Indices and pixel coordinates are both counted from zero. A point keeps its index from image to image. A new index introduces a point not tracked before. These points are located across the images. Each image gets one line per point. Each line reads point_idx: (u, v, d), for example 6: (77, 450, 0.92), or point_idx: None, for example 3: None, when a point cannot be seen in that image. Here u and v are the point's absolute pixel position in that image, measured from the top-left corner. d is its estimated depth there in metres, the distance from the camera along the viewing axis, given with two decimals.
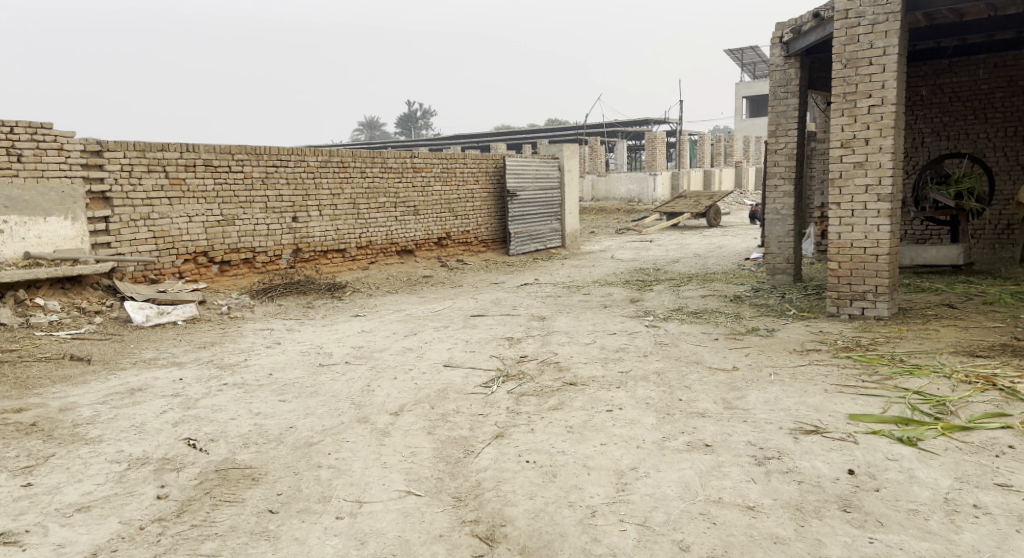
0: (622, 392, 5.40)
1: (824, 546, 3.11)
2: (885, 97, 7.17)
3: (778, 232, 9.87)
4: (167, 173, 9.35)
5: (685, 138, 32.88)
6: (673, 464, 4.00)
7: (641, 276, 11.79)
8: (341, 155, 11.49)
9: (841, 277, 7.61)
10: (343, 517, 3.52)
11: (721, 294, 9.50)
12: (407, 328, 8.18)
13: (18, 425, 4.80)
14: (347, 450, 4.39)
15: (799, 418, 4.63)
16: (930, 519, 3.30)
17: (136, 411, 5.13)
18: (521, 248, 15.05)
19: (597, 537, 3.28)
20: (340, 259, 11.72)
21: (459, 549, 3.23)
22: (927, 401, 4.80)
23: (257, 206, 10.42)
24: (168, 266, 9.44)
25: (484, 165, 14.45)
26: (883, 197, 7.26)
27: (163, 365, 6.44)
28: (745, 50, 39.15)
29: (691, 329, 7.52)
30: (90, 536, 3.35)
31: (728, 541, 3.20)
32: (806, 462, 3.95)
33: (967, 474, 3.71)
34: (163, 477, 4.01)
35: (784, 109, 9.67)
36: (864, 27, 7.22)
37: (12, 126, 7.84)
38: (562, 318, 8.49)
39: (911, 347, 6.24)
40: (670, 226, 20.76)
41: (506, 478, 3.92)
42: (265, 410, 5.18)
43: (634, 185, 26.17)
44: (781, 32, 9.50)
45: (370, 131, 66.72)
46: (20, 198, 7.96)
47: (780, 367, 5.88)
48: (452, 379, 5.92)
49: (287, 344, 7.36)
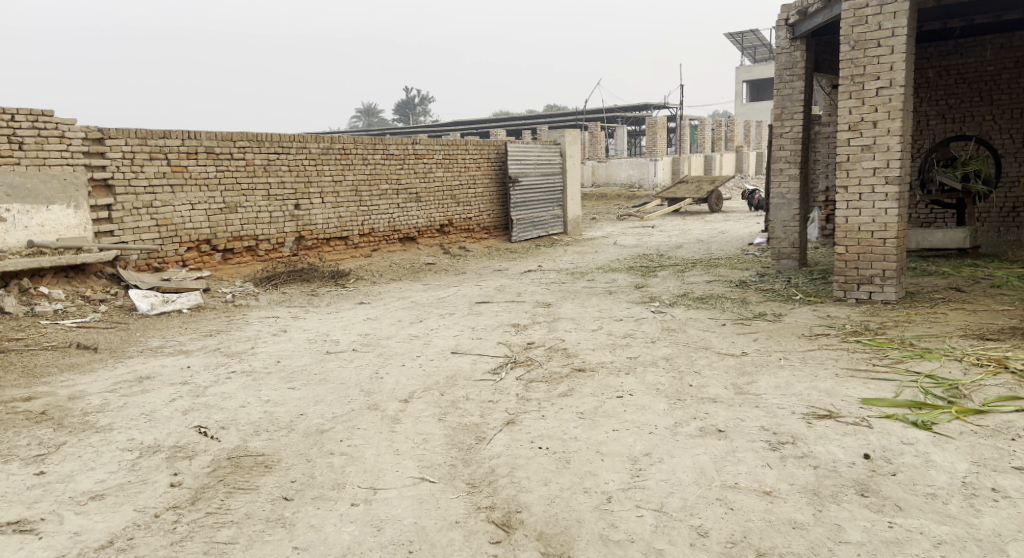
0: (631, 377, 5.39)
1: (843, 531, 3.11)
2: (894, 79, 7.10)
3: (783, 216, 9.80)
4: (168, 160, 9.29)
5: (687, 123, 32.73)
6: (687, 449, 3.99)
7: (645, 262, 11.77)
8: (343, 142, 11.42)
9: (849, 261, 7.57)
10: (359, 504, 3.51)
11: (727, 279, 9.47)
12: (412, 315, 8.15)
13: (28, 414, 4.79)
14: (358, 437, 4.37)
15: (811, 403, 4.62)
16: (949, 503, 3.29)
17: (145, 400, 5.11)
18: (523, 234, 15.01)
19: (615, 522, 3.27)
20: (343, 247, 11.67)
21: (477, 535, 3.23)
22: (939, 385, 4.79)
23: (260, 193, 10.37)
24: (171, 254, 9.41)
25: (485, 151, 14.37)
26: (891, 180, 7.21)
27: (170, 354, 6.42)
28: (745, 34, 38.84)
29: (698, 314, 7.50)
30: (106, 524, 3.35)
31: (747, 526, 3.19)
32: (822, 446, 3.94)
33: (984, 458, 3.70)
34: (176, 465, 3.99)
35: (790, 92, 9.59)
36: (873, 8, 7.15)
37: (13, 113, 7.76)
38: (567, 304, 8.48)
39: (920, 331, 6.24)
40: (671, 211, 20.67)
41: (519, 465, 3.91)
42: (275, 397, 5.16)
43: (635, 171, 26.05)
44: (787, 14, 9.40)
45: (369, 118, 66.32)
46: (23, 185, 7.90)
47: (789, 352, 5.87)
48: (461, 366, 5.91)
49: (294, 331, 7.33)
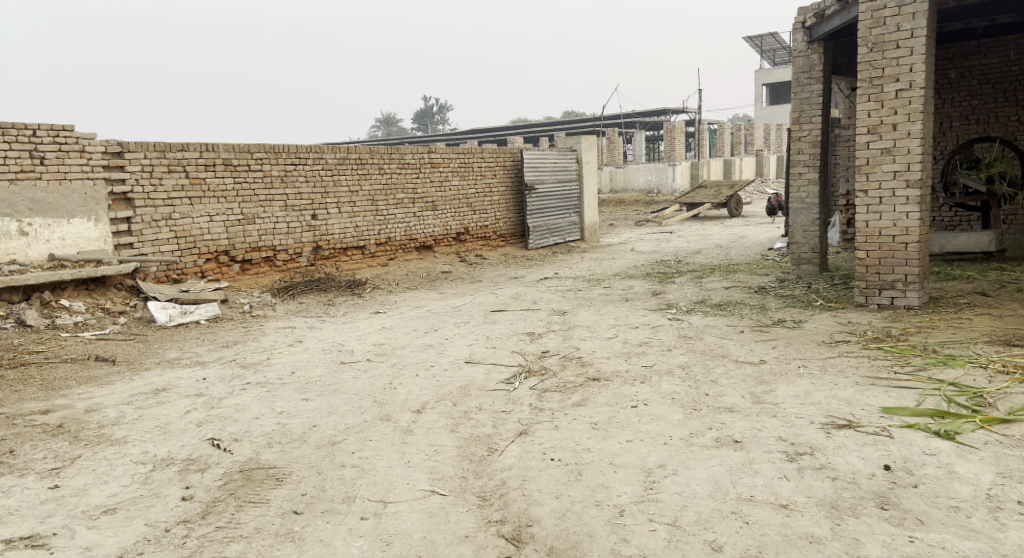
0: (646, 386, 5.32)
1: (862, 546, 3.02)
2: (913, 81, 6.97)
3: (802, 221, 9.65)
4: (187, 173, 9.38)
5: (706, 127, 32.47)
6: (702, 461, 3.91)
7: (662, 268, 11.67)
8: (359, 152, 11.48)
9: (870, 266, 7.44)
10: (368, 518, 3.48)
11: (746, 285, 9.34)
12: (428, 324, 8.15)
13: (46, 426, 4.85)
14: (370, 449, 4.35)
15: (830, 412, 4.51)
16: (973, 517, 3.19)
17: (161, 412, 5.14)
18: (541, 241, 14.96)
19: (627, 537, 3.21)
20: (360, 256, 11.70)
21: (486, 549, 3.18)
22: (963, 393, 4.66)
23: (277, 204, 10.44)
24: (191, 265, 9.48)
25: (501, 158, 14.35)
26: (912, 183, 7.08)
27: (187, 365, 6.47)
28: (766, 37, 38.54)
29: (716, 321, 7.40)
30: (117, 539, 3.36)
31: (763, 540, 3.11)
32: (840, 458, 3.84)
33: (1010, 469, 3.58)
34: (188, 478, 4.00)
35: (808, 96, 9.45)
36: (891, 9, 7.03)
37: (35, 128, 7.90)
38: (583, 311, 8.42)
39: (944, 337, 6.09)
40: (690, 216, 20.51)
41: (531, 477, 3.86)
42: (288, 409, 5.16)
43: (653, 176, 25.86)
44: (804, 17, 9.30)
45: (387, 127, 66.92)
46: (45, 200, 8.02)
47: (809, 359, 5.75)
48: (474, 375, 5.87)
49: (310, 341, 7.36)
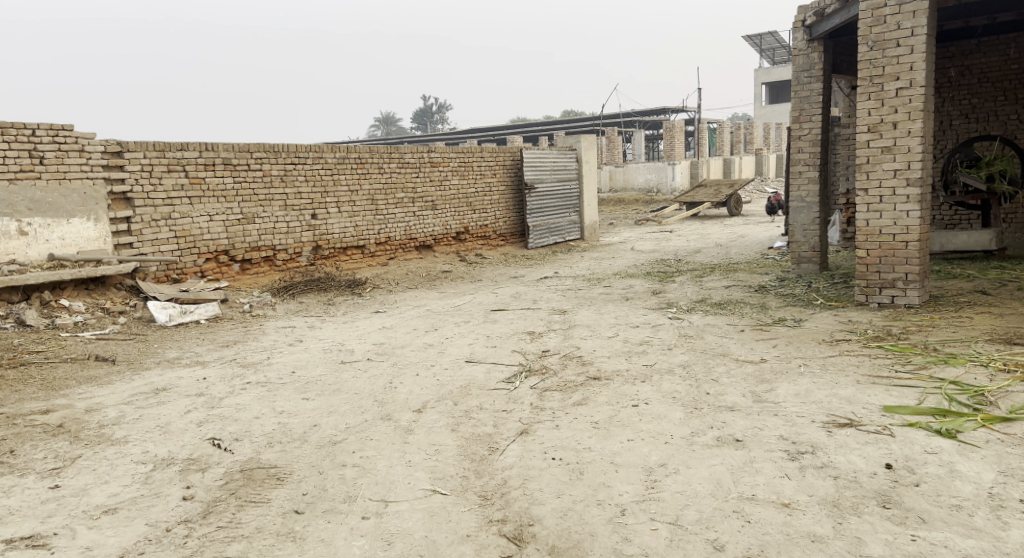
0: (647, 385, 5.32)
1: (865, 544, 3.01)
2: (914, 79, 6.96)
3: (803, 220, 9.64)
4: (186, 172, 9.37)
5: (706, 126, 32.47)
6: (703, 460, 3.91)
7: (662, 267, 11.67)
8: (359, 152, 11.47)
9: (870, 265, 7.43)
10: (369, 517, 3.48)
11: (746, 284, 9.33)
12: (428, 323, 8.14)
13: (46, 426, 4.84)
14: (371, 448, 4.35)
15: (832, 411, 4.51)
16: (975, 515, 3.18)
17: (161, 411, 5.14)
18: (540, 241, 14.96)
19: (628, 536, 3.21)
20: (359, 255, 11.70)
21: (487, 549, 3.18)
22: (964, 392, 4.66)
23: (277, 204, 10.43)
24: (190, 265, 9.47)
25: (501, 158, 14.35)
26: (912, 182, 7.07)
27: (187, 365, 6.47)
28: (766, 36, 38.52)
29: (716, 320, 7.40)
30: (118, 539, 3.35)
31: (765, 539, 3.11)
32: (842, 457, 3.84)
33: (1012, 468, 3.58)
34: (189, 478, 3.99)
35: (808, 94, 9.44)
36: (892, 8, 7.02)
37: (35, 128, 7.89)
38: (583, 311, 8.41)
39: (945, 335, 6.09)
40: (690, 215, 20.51)
41: (532, 476, 3.85)
42: (289, 409, 5.15)
43: (653, 176, 25.86)
44: (804, 15, 9.29)
45: (386, 127, 66.88)
46: (44, 200, 8.01)
47: (810, 358, 5.75)
48: (475, 375, 5.86)
49: (310, 341, 7.35)
